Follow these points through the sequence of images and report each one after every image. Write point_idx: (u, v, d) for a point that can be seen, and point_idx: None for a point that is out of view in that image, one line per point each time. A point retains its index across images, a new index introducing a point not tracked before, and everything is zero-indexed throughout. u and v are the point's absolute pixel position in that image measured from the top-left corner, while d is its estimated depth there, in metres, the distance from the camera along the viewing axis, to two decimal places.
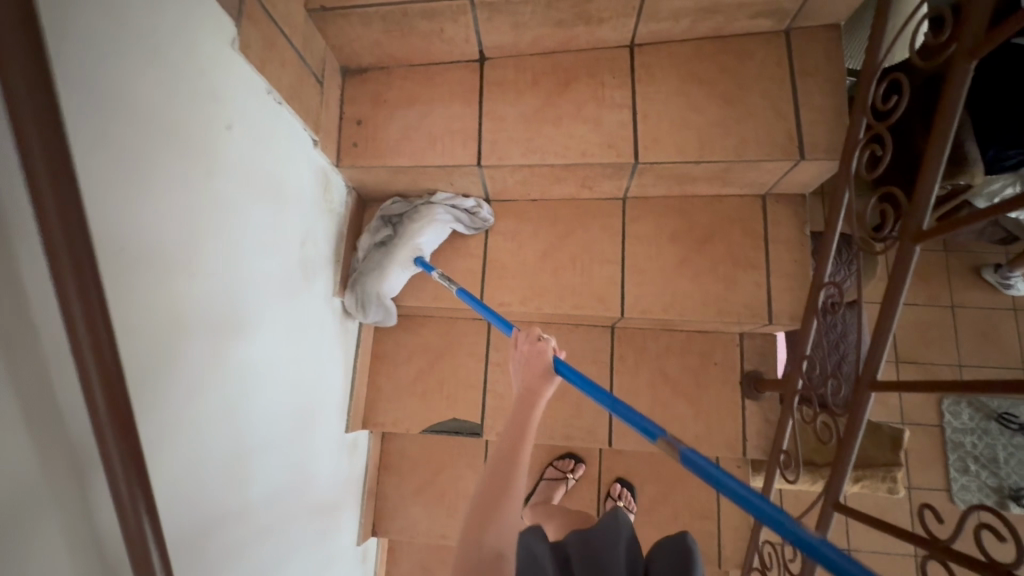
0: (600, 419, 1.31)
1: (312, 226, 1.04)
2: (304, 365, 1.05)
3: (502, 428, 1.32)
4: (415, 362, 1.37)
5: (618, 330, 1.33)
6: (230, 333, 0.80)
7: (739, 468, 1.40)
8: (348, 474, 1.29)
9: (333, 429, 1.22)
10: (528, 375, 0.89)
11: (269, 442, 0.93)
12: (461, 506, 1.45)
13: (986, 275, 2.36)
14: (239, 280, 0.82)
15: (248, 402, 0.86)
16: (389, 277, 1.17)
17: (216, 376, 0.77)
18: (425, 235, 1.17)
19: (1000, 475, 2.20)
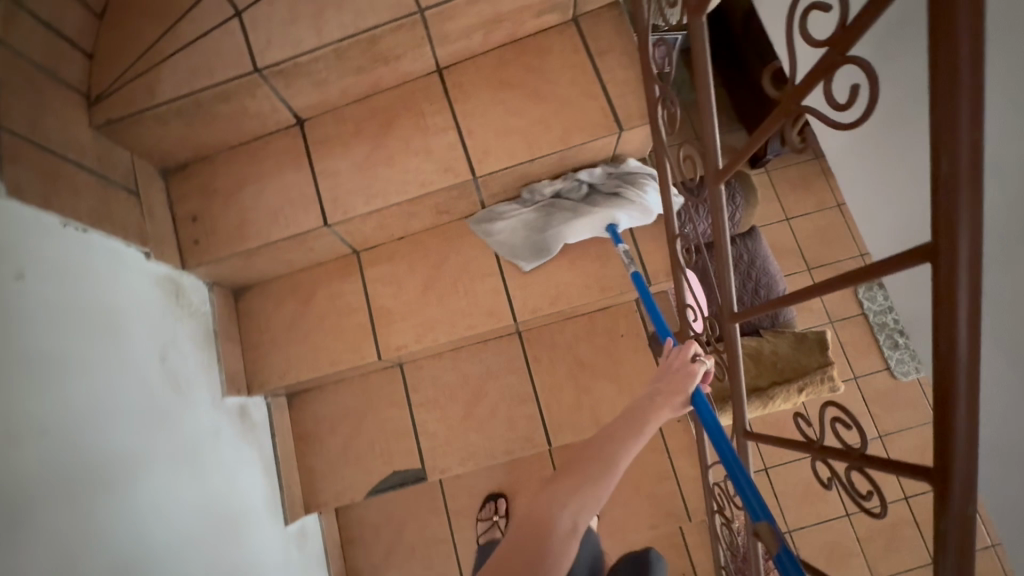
0: (534, 423, 1.32)
1: (174, 352, 0.99)
2: (208, 478, 0.99)
3: (446, 464, 1.31)
4: (341, 430, 1.33)
5: (526, 333, 1.35)
6: (92, 508, 0.74)
7: (680, 421, 1.46)
8: (303, 568, 1.23)
9: (273, 534, 1.16)
10: (666, 386, 0.95)
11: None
12: (436, 553, 1.43)
13: None
14: (88, 449, 0.76)
15: (148, 567, 0.80)
16: (574, 234, 1.17)
17: (86, 562, 0.71)
18: (625, 211, 1.16)
19: None
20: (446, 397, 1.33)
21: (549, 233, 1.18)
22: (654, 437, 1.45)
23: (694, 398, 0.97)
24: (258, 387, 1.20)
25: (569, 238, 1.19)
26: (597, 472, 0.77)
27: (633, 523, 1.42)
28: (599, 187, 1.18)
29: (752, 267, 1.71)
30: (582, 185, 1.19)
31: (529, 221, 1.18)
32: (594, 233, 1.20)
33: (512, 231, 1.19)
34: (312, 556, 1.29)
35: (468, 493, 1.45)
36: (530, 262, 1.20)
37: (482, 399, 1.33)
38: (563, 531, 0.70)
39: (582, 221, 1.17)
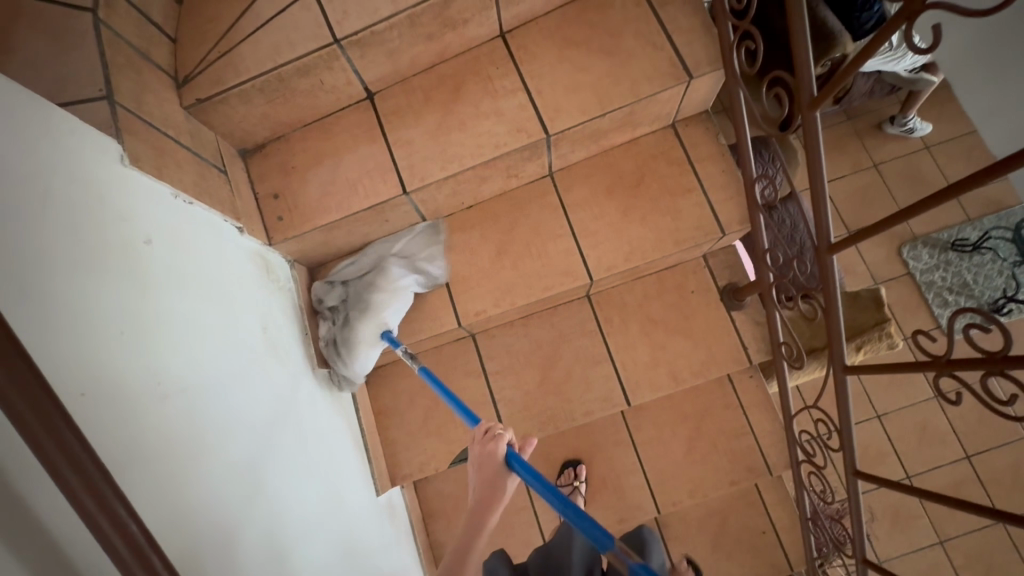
0: (611, 383, 1.32)
1: (270, 326, 1.01)
2: (311, 446, 1.02)
3: (526, 429, 1.32)
4: (419, 403, 1.35)
5: (594, 296, 1.36)
6: (226, 472, 0.76)
7: (752, 377, 1.45)
8: (396, 536, 1.26)
9: (368, 503, 1.19)
10: (479, 479, 0.94)
11: (315, 559, 0.89)
12: (517, 521, 1.44)
13: (888, 130, 2.57)
14: (215, 417, 0.78)
15: (274, 532, 0.82)
16: (362, 355, 1.17)
17: (229, 523, 0.72)
18: (390, 309, 1.18)
19: (976, 295, 2.46)
20: (521, 364, 1.34)
21: (345, 351, 1.18)
22: (726, 394, 1.45)
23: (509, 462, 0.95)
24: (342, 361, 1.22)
25: (365, 353, 1.18)
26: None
27: (712, 480, 1.41)
28: (362, 283, 1.21)
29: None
30: (342, 293, 1.21)
31: (325, 352, 1.19)
32: (374, 345, 1.18)
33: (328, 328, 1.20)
34: (402, 526, 1.31)
35: (544, 460, 1.46)
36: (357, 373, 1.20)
37: (557, 364, 1.34)
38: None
39: (364, 325, 1.16)
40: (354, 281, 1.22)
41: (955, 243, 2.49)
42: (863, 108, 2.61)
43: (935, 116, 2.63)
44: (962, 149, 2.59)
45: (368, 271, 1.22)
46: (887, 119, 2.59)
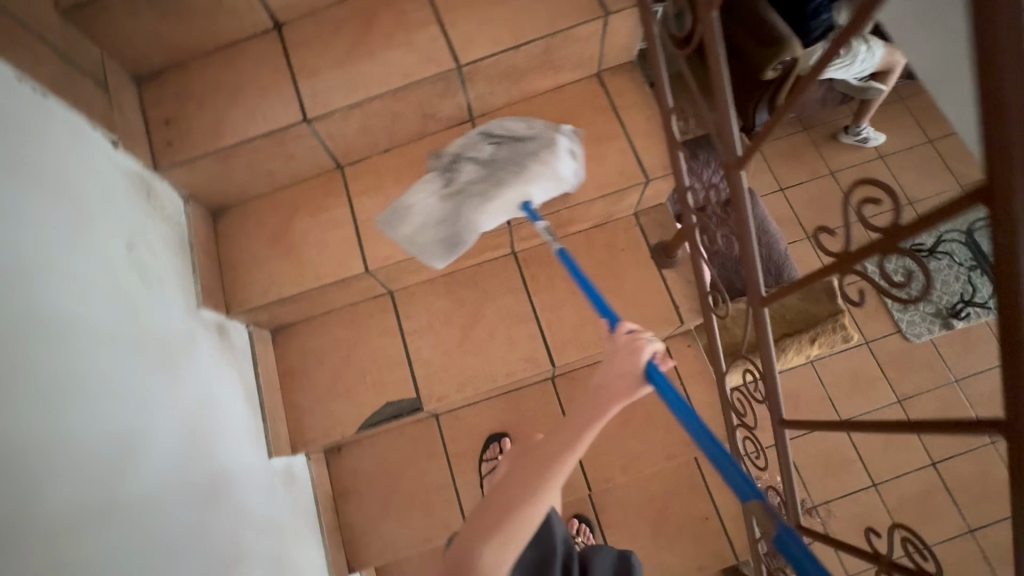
0: (535, 343, 1.23)
1: (154, 274, 0.93)
2: (180, 385, 0.91)
3: (442, 391, 1.22)
4: (330, 364, 1.24)
5: (521, 255, 1.29)
6: (71, 439, 0.67)
7: (691, 347, 1.38)
8: (290, 506, 1.13)
9: (255, 465, 1.06)
10: (614, 372, 0.76)
11: (195, 539, 0.82)
12: (437, 501, 1.31)
13: (844, 139, 2.61)
14: (64, 376, 0.68)
15: (141, 507, 0.73)
16: (491, 215, 1.07)
17: (69, 497, 0.64)
18: (539, 182, 1.08)
19: (934, 300, 2.44)
20: (441, 323, 1.25)
21: (448, 222, 1.08)
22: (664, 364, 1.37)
23: (648, 373, 0.78)
24: (237, 307, 1.12)
25: (482, 226, 1.09)
26: (519, 512, 0.65)
27: (647, 454, 1.32)
28: (519, 147, 1.09)
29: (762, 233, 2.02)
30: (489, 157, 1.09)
31: (440, 207, 1.08)
32: (509, 214, 1.10)
33: (429, 200, 1.09)
34: (303, 495, 1.19)
35: (469, 435, 1.35)
36: (445, 259, 1.10)
37: (480, 323, 1.25)
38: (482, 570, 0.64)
39: (499, 202, 1.06)
40: (505, 143, 1.11)
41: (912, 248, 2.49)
42: (819, 119, 2.66)
43: (889, 126, 2.67)
44: (916, 159, 2.61)
45: (531, 139, 1.10)
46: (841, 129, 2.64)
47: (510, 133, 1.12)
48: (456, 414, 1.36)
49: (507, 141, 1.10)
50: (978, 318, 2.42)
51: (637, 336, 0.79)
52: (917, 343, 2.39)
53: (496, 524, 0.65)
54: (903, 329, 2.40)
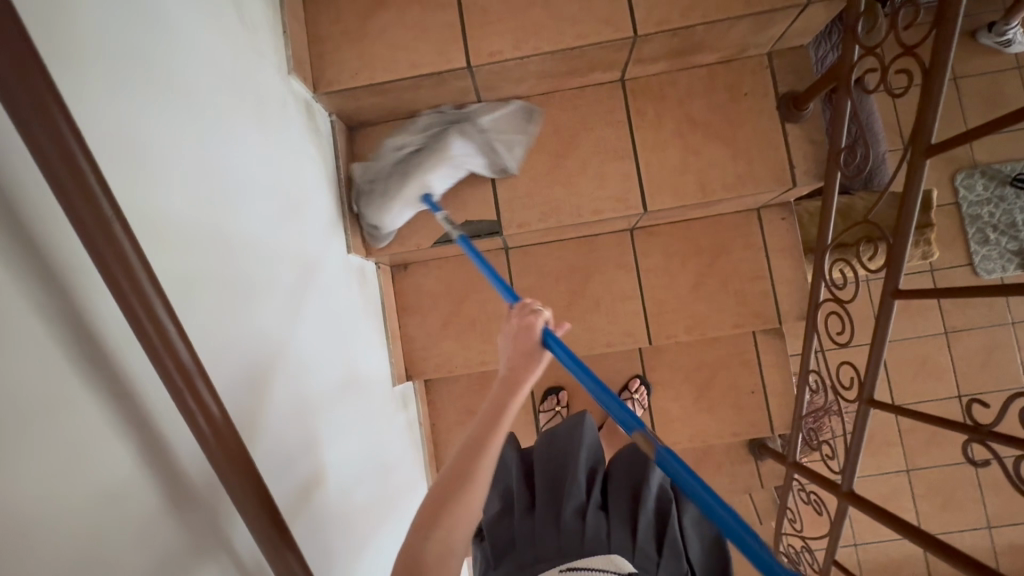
0: (628, 184, 1.15)
1: (258, 41, 0.85)
2: (280, 150, 0.88)
3: (522, 218, 1.16)
4: None
5: (630, 84, 1.15)
6: (198, 171, 0.66)
7: (784, 221, 1.30)
8: (364, 303, 1.15)
9: (338, 254, 1.07)
10: (514, 352, 0.75)
11: (304, 329, 0.88)
12: (496, 330, 1.33)
13: (981, 39, 2.20)
14: (195, 145, 0.66)
15: (263, 293, 0.77)
16: (394, 213, 1.12)
17: (215, 268, 0.66)
18: (437, 174, 1.10)
19: (1021, 238, 2.24)
20: (530, 146, 1.16)
21: (381, 202, 1.12)
22: (751, 233, 1.30)
23: (546, 343, 0.78)
24: (323, 87, 1.02)
25: (395, 219, 1.14)
26: (457, 505, 0.62)
27: (713, 319, 1.30)
28: (449, 113, 1.14)
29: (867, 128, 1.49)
30: (425, 133, 1.13)
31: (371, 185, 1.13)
32: (413, 207, 1.13)
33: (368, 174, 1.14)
34: (376, 302, 1.23)
35: (537, 273, 1.32)
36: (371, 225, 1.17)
37: (573, 152, 1.16)
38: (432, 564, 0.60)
39: (411, 187, 1.10)
40: (435, 126, 1.14)
41: (1018, 178, 2.24)
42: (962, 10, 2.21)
43: None
44: None
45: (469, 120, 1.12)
46: (985, 27, 2.21)
47: (455, 113, 1.15)
48: (525, 250, 1.33)
49: (443, 118, 1.14)
50: None
51: (527, 312, 0.78)
52: (985, 280, 2.24)
53: (430, 523, 0.61)
54: (975, 263, 2.25)
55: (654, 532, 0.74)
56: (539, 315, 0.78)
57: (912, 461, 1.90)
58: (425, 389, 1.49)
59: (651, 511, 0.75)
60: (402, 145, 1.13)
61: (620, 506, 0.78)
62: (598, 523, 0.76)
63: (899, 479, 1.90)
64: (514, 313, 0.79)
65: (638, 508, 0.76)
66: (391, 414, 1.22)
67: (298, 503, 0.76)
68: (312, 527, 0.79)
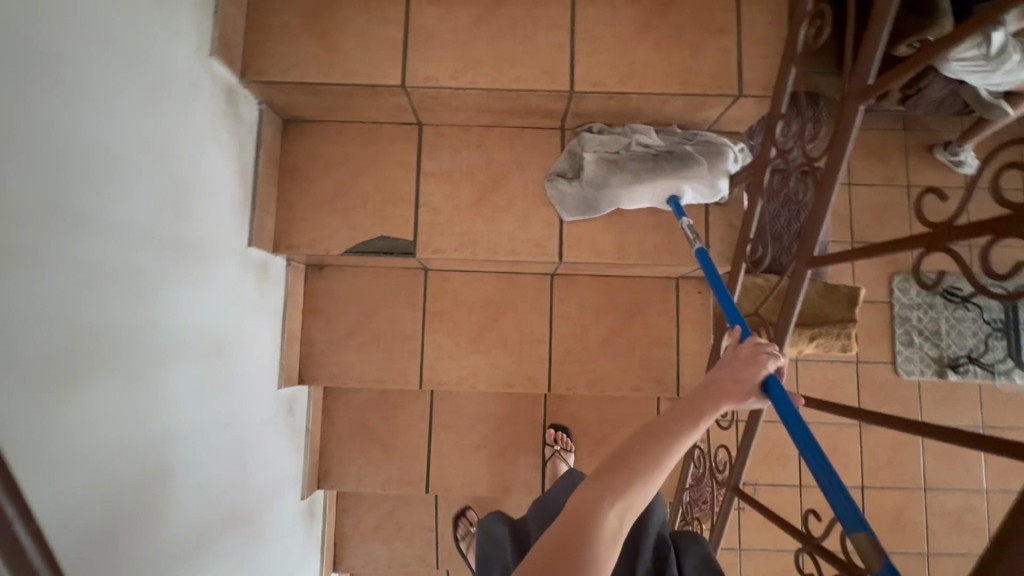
0: (549, 231, 1.15)
1: (173, 16, 0.81)
2: (175, 129, 0.83)
3: (438, 244, 1.15)
4: (335, 175, 1.16)
5: (568, 134, 1.16)
6: (55, 139, 0.61)
7: (701, 294, 1.32)
8: (258, 299, 1.10)
9: (232, 245, 1.01)
10: (728, 371, 0.77)
11: (170, 339, 0.82)
12: (400, 348, 1.30)
13: (937, 154, 2.33)
14: (55, 135, 0.61)
15: (120, 301, 0.71)
16: (630, 198, 1.09)
17: (52, 274, 0.60)
18: (700, 182, 1.07)
19: (941, 346, 2.33)
20: (461, 174, 1.16)
21: (604, 192, 1.09)
22: (666, 300, 1.32)
23: (766, 386, 0.76)
24: (250, 75, 0.99)
25: (623, 204, 1.11)
26: (641, 477, 0.64)
27: (616, 377, 1.30)
28: (684, 132, 1.10)
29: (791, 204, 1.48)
30: (666, 141, 1.09)
31: (593, 172, 1.08)
32: (654, 203, 1.11)
33: (588, 166, 1.09)
34: (275, 309, 1.18)
35: (452, 299, 1.31)
36: (574, 213, 1.13)
37: (500, 190, 1.16)
38: (607, 532, 0.60)
39: (643, 183, 1.08)
40: (679, 139, 1.10)
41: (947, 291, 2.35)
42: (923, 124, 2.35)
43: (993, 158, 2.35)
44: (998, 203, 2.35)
45: (712, 139, 1.09)
46: (940, 143, 2.34)
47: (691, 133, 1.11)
48: (445, 275, 1.31)
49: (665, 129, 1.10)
50: (972, 377, 2.31)
51: (759, 349, 0.78)
52: (903, 380, 2.33)
53: (619, 487, 0.63)
54: (896, 361, 2.34)
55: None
56: (770, 356, 0.78)
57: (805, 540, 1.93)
58: (324, 395, 1.45)
59: (649, 557, 0.88)
60: (650, 145, 1.08)
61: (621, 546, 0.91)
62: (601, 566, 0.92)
63: (789, 558, 1.93)
64: (745, 346, 0.80)
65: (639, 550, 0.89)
66: (268, 429, 1.17)
67: (125, 537, 0.70)
68: (140, 561, 0.73)
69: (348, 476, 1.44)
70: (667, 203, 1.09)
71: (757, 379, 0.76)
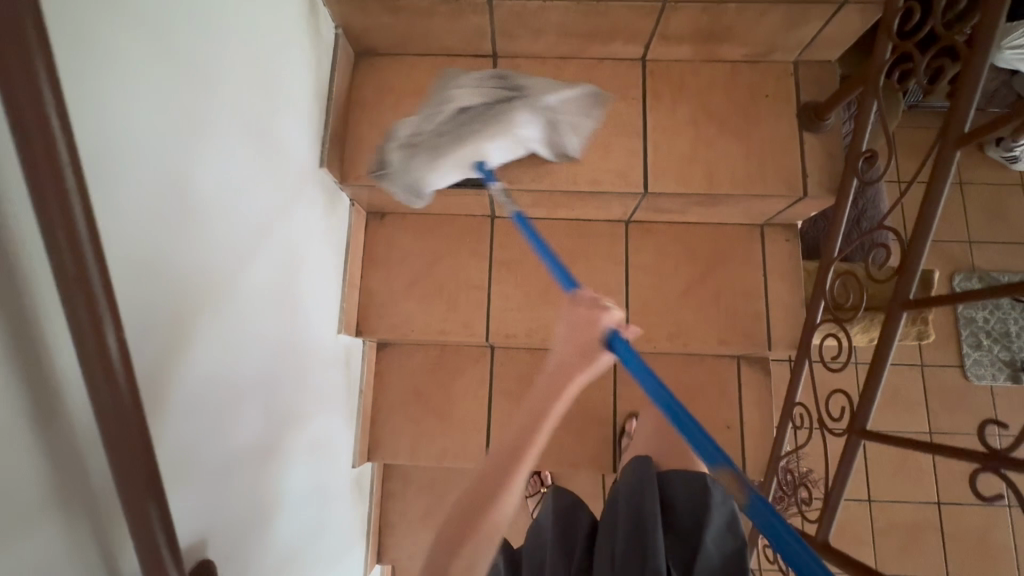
0: (631, 162, 1.08)
1: None
2: (271, 74, 0.83)
3: (515, 176, 1.09)
4: (406, 107, 1.12)
5: (650, 65, 1.11)
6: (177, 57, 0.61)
7: (787, 243, 1.22)
8: (330, 251, 1.08)
9: (314, 196, 1.00)
10: (573, 345, 0.72)
11: (249, 279, 0.79)
12: (464, 299, 1.22)
13: (989, 152, 2.22)
14: (169, 38, 0.59)
15: (212, 228, 0.68)
16: (439, 174, 1.03)
17: (168, 200, 0.59)
18: (495, 144, 1.01)
19: (1013, 349, 2.09)
20: None
21: (429, 162, 1.02)
22: (751, 249, 1.22)
23: (609, 342, 0.72)
24: None
25: (436, 181, 1.05)
26: (483, 506, 0.64)
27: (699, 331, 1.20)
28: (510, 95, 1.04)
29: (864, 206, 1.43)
30: (483, 106, 1.04)
31: (411, 147, 1.04)
32: (466, 174, 1.06)
33: (406, 139, 1.04)
34: (339, 255, 1.13)
35: (520, 247, 1.23)
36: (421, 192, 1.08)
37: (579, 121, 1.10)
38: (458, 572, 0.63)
39: (455, 153, 1.01)
40: (477, 101, 1.03)
41: (1013, 290, 2.14)
42: None
43: None
44: None
45: (515, 98, 1.03)
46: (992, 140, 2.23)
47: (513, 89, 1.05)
48: (513, 223, 1.23)
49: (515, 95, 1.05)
50: None
51: (596, 304, 0.73)
52: (975, 385, 2.07)
53: (457, 542, 0.63)
54: (965, 366, 2.08)
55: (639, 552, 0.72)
56: (609, 310, 0.73)
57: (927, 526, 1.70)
58: (376, 359, 1.35)
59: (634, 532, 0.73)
60: (463, 107, 1.03)
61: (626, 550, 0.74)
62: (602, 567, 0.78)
63: None
64: (581, 304, 0.75)
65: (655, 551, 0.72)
66: (331, 394, 1.11)
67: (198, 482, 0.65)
68: (218, 532, 0.70)
69: (401, 447, 1.33)
70: (475, 170, 1.05)
71: (601, 337, 0.72)
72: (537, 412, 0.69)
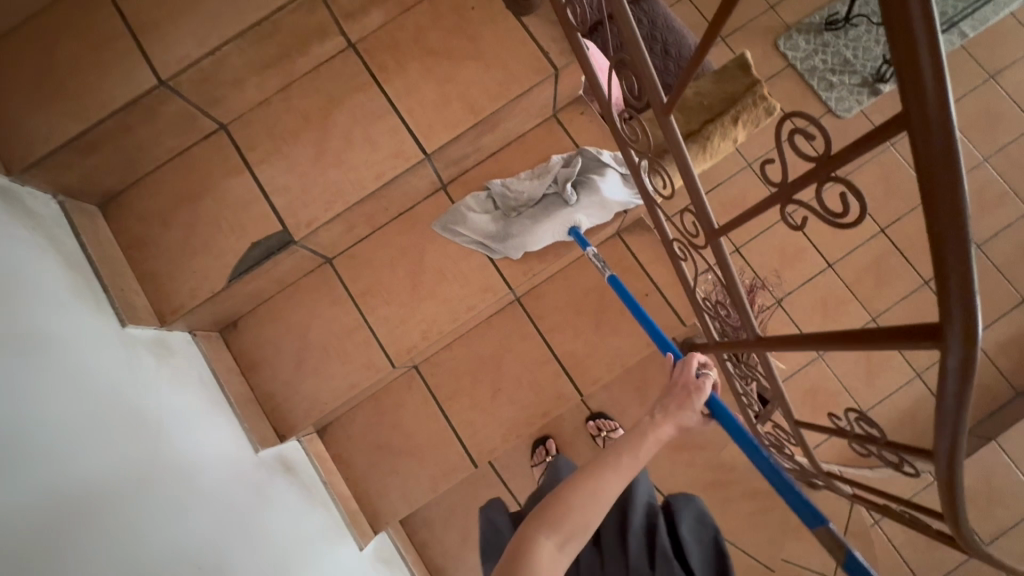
0: (398, 137, 1.08)
1: None
2: (30, 297, 0.77)
3: (310, 215, 1.07)
4: (176, 221, 1.08)
5: (360, 45, 1.09)
6: None
7: (585, 114, 1.24)
8: (200, 396, 1.04)
9: (150, 365, 0.95)
10: (674, 405, 0.79)
11: (123, 485, 0.73)
12: (352, 345, 1.20)
13: None
14: None
15: (58, 480, 0.64)
16: (539, 237, 1.19)
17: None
18: (585, 209, 1.19)
19: (860, 69, 1.99)
20: (287, 142, 1.08)
21: (526, 236, 1.18)
22: (560, 140, 1.24)
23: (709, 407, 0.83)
24: (18, 163, 0.92)
25: (533, 245, 1.20)
26: (586, 496, 0.64)
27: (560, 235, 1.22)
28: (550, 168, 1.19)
29: (654, 28, 1.38)
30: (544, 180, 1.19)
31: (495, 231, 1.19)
32: (557, 235, 1.21)
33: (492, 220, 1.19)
34: (207, 387, 1.08)
35: (370, 269, 1.21)
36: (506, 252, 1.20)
37: (332, 132, 1.08)
38: (544, 559, 0.59)
39: (550, 222, 1.18)
40: (534, 180, 1.19)
41: (829, 21, 2.03)
42: None
43: None
44: None
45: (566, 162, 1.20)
46: None
47: (545, 173, 1.20)
48: (349, 253, 1.22)
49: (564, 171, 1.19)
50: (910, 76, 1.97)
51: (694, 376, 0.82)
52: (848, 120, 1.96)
53: (555, 520, 0.62)
54: (831, 108, 1.97)
55: (645, 550, 0.79)
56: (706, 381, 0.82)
57: (881, 221, 1.71)
58: (326, 445, 1.33)
59: (639, 525, 0.81)
60: (519, 191, 1.19)
61: (609, 525, 0.84)
62: (590, 550, 0.84)
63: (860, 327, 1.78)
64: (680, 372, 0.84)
65: (627, 519, 0.82)
66: (287, 503, 1.07)
67: None
68: None
69: (397, 503, 1.31)
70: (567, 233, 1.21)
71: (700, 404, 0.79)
72: (649, 431, 0.73)
